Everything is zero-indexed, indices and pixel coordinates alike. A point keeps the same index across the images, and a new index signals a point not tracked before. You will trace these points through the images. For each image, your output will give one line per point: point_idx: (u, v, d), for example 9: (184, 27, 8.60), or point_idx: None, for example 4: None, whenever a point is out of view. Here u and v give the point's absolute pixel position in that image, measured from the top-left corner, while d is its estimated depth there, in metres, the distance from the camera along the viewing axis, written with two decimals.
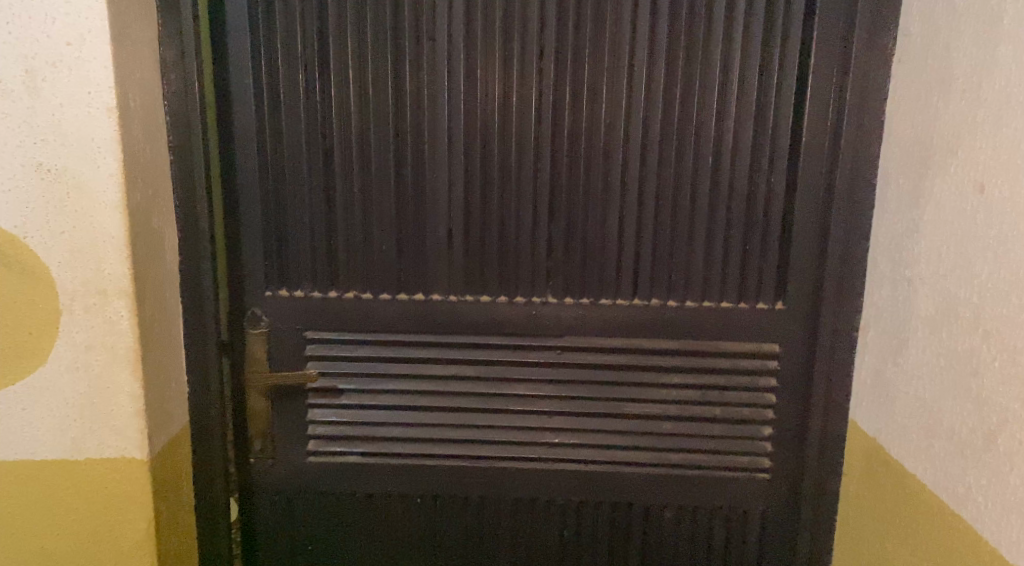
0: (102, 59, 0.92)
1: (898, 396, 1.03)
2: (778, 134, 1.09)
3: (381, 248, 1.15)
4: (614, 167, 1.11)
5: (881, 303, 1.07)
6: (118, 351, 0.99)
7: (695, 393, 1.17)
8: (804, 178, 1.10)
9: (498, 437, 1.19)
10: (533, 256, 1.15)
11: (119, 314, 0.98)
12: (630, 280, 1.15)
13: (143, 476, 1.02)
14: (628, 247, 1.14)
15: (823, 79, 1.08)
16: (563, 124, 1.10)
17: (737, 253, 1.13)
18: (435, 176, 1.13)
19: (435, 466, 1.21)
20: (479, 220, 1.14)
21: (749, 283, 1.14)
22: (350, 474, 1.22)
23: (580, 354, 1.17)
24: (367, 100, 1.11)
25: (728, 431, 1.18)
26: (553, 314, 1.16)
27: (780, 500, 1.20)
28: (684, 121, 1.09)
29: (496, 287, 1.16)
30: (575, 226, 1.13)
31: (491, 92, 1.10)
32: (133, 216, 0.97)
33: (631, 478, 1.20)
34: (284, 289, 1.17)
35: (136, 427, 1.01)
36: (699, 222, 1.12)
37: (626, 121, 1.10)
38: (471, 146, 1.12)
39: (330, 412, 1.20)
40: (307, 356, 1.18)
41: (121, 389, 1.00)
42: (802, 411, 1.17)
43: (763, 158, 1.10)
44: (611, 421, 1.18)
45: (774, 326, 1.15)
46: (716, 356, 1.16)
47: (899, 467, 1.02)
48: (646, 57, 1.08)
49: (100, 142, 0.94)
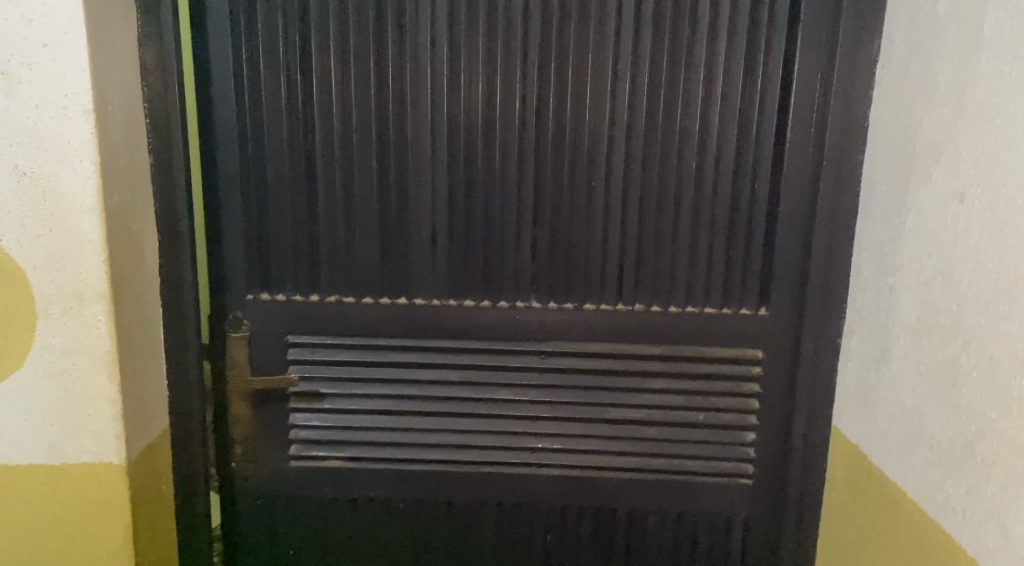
0: (80, 61, 0.91)
1: (880, 403, 1.03)
2: (763, 138, 1.09)
3: (364, 252, 1.15)
4: (598, 172, 1.11)
5: (865, 310, 1.07)
6: (96, 355, 0.98)
7: (680, 399, 1.16)
8: (789, 184, 1.10)
9: (481, 442, 1.19)
10: (517, 261, 1.14)
11: (96, 318, 0.97)
12: (614, 285, 1.14)
13: (122, 482, 1.01)
14: (612, 252, 1.13)
15: (808, 84, 1.07)
16: (546, 128, 1.10)
17: (721, 258, 1.13)
18: (418, 180, 1.12)
19: (418, 471, 1.21)
20: (463, 224, 1.13)
21: (733, 288, 1.14)
22: (333, 478, 1.22)
23: (564, 359, 1.16)
24: (350, 103, 1.10)
25: (712, 436, 1.18)
26: (537, 319, 1.16)
27: (764, 506, 1.20)
28: (669, 127, 1.09)
29: (479, 292, 1.16)
30: (559, 231, 1.13)
31: (475, 96, 1.09)
32: (111, 219, 0.96)
33: (615, 484, 1.20)
34: (266, 293, 1.16)
35: (113, 432, 1.00)
36: (683, 227, 1.12)
37: (610, 125, 1.09)
38: (455, 150, 1.11)
39: (312, 416, 1.19)
40: (290, 359, 1.18)
41: (99, 394, 0.99)
42: (786, 417, 1.17)
43: (748, 164, 1.10)
44: (594, 426, 1.18)
45: (757, 332, 1.14)
46: (700, 362, 1.16)
47: (881, 474, 1.02)
48: (631, 61, 1.07)
49: (77, 144, 0.93)
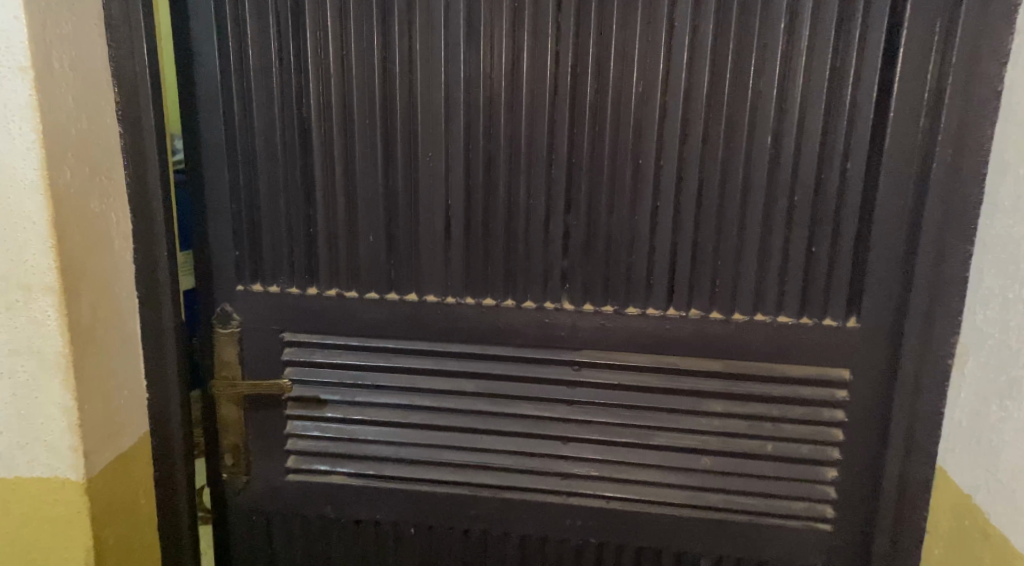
0: (12, 8, 0.77)
1: (1003, 449, 0.80)
2: (860, 107, 0.86)
3: (367, 240, 0.97)
4: (646, 147, 0.90)
5: (987, 327, 0.84)
6: (46, 357, 0.84)
7: (742, 425, 0.96)
8: (890, 165, 0.86)
9: (503, 463, 1.01)
10: (546, 253, 0.95)
11: (46, 313, 0.83)
12: (664, 286, 0.94)
13: (81, 499, 0.88)
14: (661, 245, 0.92)
15: (922, 37, 0.83)
16: (583, 93, 0.90)
17: (800, 256, 0.90)
18: (431, 156, 0.94)
19: (430, 494, 1.04)
20: (482, 209, 0.95)
21: (815, 293, 0.92)
22: (335, 496, 1.06)
23: (602, 372, 0.97)
24: (350, 64, 0.92)
25: (782, 471, 0.97)
26: (569, 323, 0.97)
27: (843, 557, 0.98)
28: (737, 89, 0.87)
29: (501, 289, 0.97)
30: (597, 218, 0.93)
31: (497, 52, 0.90)
32: (60, 198, 0.82)
33: (660, 520, 1.00)
34: (259, 284, 1.01)
35: (70, 445, 0.87)
36: (752, 215, 0.90)
37: (664, 91, 0.88)
38: (473, 118, 0.92)
39: (312, 425, 1.04)
40: (286, 360, 1.02)
41: (52, 400, 0.86)
42: (876, 452, 0.94)
43: (838, 138, 0.87)
44: (636, 453, 0.98)
45: (842, 348, 0.92)
46: (769, 382, 0.94)
47: (1001, 540, 0.79)
48: (690, 10, 0.86)
49: (15, 108, 0.78)
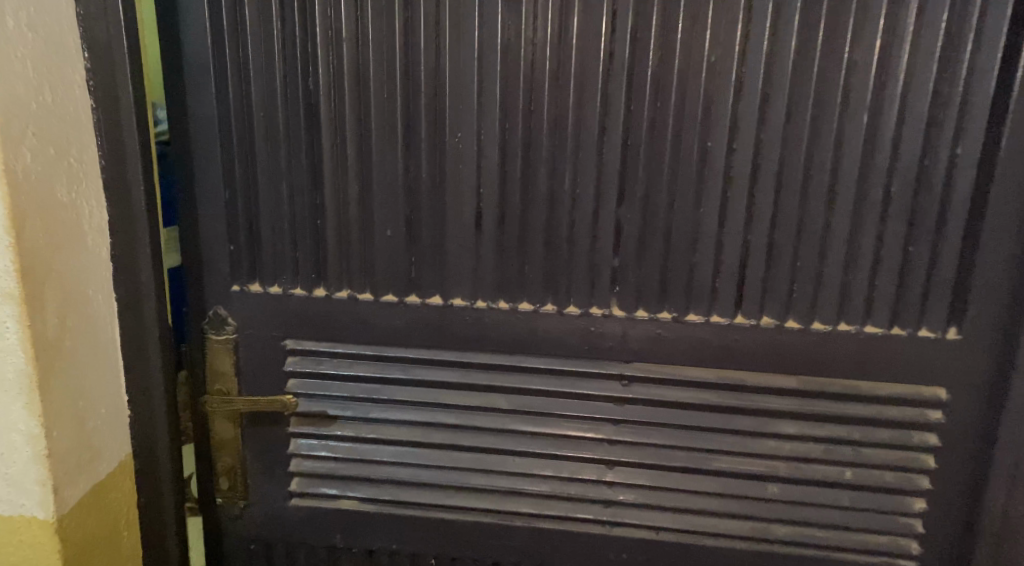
0: None
1: None
2: (976, 82, 0.72)
3: (384, 235, 0.84)
4: (717, 128, 0.76)
5: None
6: (6, 375, 0.71)
7: (817, 449, 0.83)
8: (1008, 152, 0.73)
9: (539, 490, 0.88)
10: (593, 251, 0.81)
11: (3, 324, 0.69)
12: (731, 290, 0.81)
13: (51, 540, 0.75)
14: (730, 243, 0.79)
15: None
16: (644, 64, 0.76)
17: (895, 257, 0.77)
18: (460, 137, 0.80)
19: (454, 523, 0.91)
20: (519, 198, 0.81)
21: (910, 300, 0.78)
22: (344, 524, 0.93)
23: (656, 388, 0.84)
24: (366, 29, 0.78)
25: (861, 501, 0.84)
26: (619, 332, 0.83)
27: None
28: (829, 60, 0.73)
29: (540, 293, 0.84)
30: (654, 211, 0.79)
31: (541, 15, 0.76)
32: (19, 186, 0.68)
33: (719, 555, 0.88)
34: (257, 284, 0.87)
35: (36, 479, 0.73)
36: (840, 209, 0.77)
37: (740, 63, 0.74)
38: (510, 93, 0.78)
39: (319, 444, 0.91)
40: (289, 372, 0.89)
41: (14, 427, 0.72)
42: (972, 482, 0.82)
43: (948, 119, 0.73)
44: (693, 479, 0.86)
45: (940, 364, 0.79)
46: (851, 401, 0.82)
47: None
48: None
49: None
